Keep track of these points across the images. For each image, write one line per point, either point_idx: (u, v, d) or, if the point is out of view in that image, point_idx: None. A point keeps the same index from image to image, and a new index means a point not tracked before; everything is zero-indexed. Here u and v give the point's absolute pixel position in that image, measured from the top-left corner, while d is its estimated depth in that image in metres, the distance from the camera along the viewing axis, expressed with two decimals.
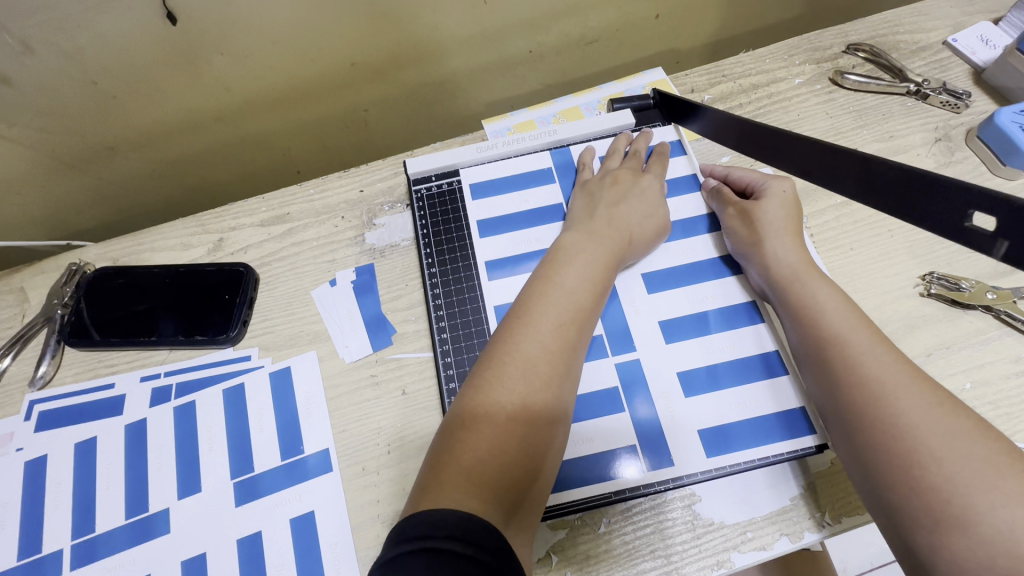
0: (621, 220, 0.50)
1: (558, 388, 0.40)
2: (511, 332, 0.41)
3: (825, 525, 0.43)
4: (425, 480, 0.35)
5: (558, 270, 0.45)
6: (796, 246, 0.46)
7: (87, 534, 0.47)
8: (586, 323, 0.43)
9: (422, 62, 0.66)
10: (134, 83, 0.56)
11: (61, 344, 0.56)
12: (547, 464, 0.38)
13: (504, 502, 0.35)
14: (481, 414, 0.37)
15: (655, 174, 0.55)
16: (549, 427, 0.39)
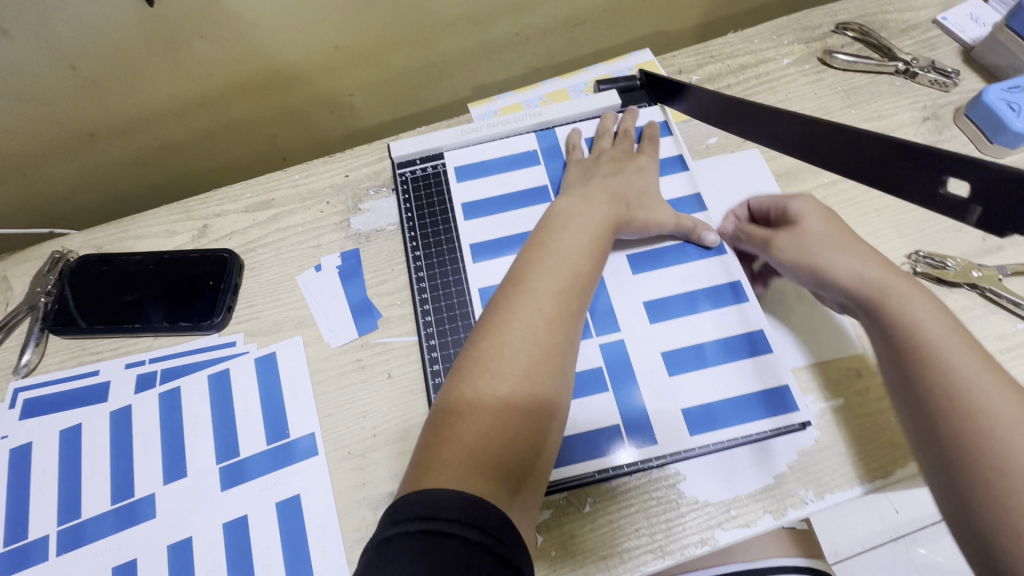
0: (617, 189, 0.49)
1: (559, 357, 0.40)
2: (510, 303, 0.41)
3: (808, 502, 0.43)
4: (427, 454, 0.35)
5: (554, 239, 0.45)
6: (863, 258, 0.43)
7: (73, 520, 0.47)
8: (584, 292, 0.43)
9: (407, 45, 0.65)
10: (113, 67, 0.55)
11: (45, 332, 0.55)
12: (551, 437, 0.39)
13: (509, 477, 0.35)
14: (483, 387, 0.37)
15: (647, 152, 0.54)
16: (554, 401, 0.39)
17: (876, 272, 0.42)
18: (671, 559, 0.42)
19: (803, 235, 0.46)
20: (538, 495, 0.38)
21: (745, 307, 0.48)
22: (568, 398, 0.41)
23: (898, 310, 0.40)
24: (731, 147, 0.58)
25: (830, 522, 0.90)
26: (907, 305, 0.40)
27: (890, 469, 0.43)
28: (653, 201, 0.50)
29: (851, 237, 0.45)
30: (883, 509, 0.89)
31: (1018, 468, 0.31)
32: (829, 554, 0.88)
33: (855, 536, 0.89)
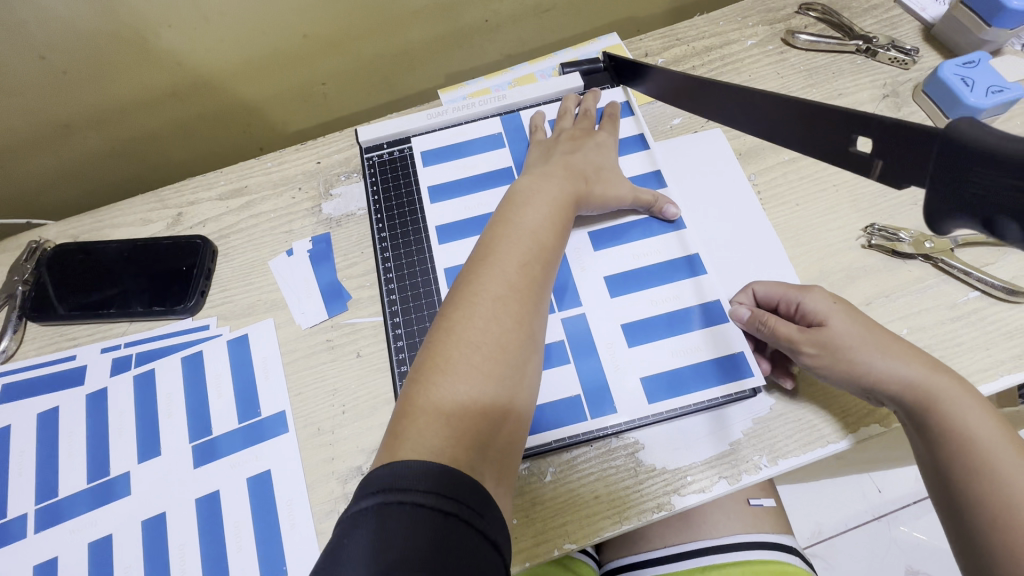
0: (575, 166, 0.50)
1: (528, 326, 0.41)
2: (478, 273, 0.42)
3: (763, 467, 0.44)
4: (401, 425, 0.36)
5: (520, 212, 0.46)
6: (901, 356, 0.41)
7: (51, 499, 0.48)
8: (550, 262, 0.44)
9: (377, 34, 0.66)
10: (83, 57, 0.56)
11: (23, 320, 0.56)
12: (525, 407, 0.39)
13: (486, 447, 0.36)
14: (457, 358, 0.38)
15: (606, 132, 0.55)
16: (526, 372, 0.40)
17: (919, 372, 0.40)
18: (628, 524, 0.43)
19: (833, 338, 0.42)
20: (515, 465, 0.38)
21: (701, 279, 0.50)
22: (539, 369, 0.42)
23: (951, 415, 0.38)
24: (693, 128, 0.59)
25: (812, 502, 0.91)
26: (958, 409, 0.38)
27: (840, 432, 0.45)
28: (612, 178, 0.51)
29: (881, 332, 0.42)
30: (864, 488, 0.90)
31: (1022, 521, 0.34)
32: (812, 533, 0.89)
33: (838, 515, 0.90)
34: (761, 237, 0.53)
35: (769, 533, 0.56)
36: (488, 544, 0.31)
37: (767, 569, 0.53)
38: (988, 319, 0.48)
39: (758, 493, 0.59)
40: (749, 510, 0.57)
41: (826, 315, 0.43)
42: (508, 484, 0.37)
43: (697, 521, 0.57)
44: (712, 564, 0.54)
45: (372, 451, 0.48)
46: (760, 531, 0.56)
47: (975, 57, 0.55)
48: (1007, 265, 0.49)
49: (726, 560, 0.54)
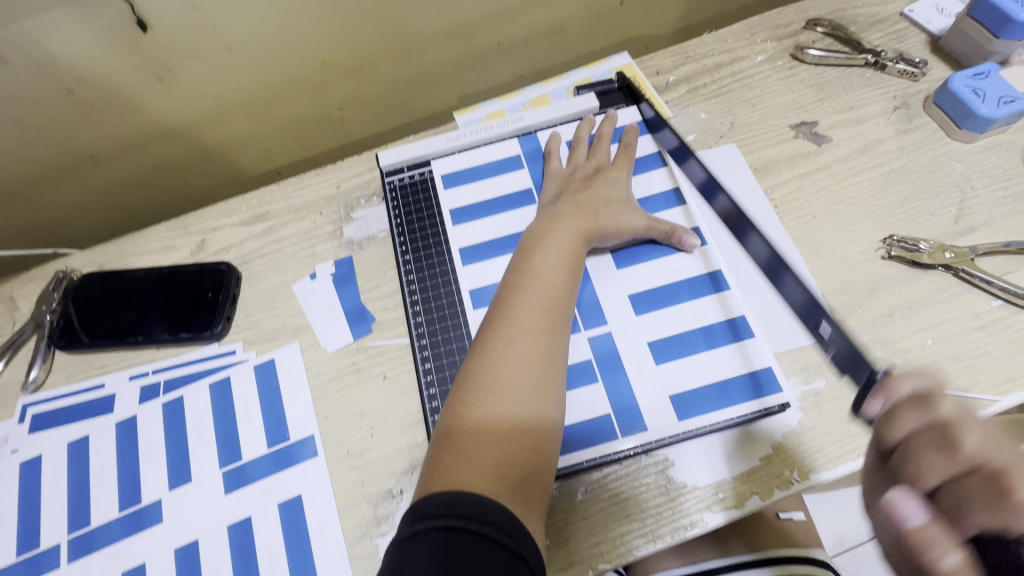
0: (585, 202, 0.52)
1: (544, 357, 0.42)
2: (492, 318, 0.44)
3: (795, 482, 0.44)
4: (431, 467, 0.38)
5: (529, 255, 0.48)
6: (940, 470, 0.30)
7: (82, 528, 0.48)
8: (563, 296, 0.45)
9: (394, 59, 0.67)
10: (109, 89, 0.57)
11: (51, 349, 0.57)
12: (551, 437, 0.40)
13: (513, 479, 0.37)
14: (477, 399, 0.39)
15: (620, 164, 0.56)
16: (549, 403, 0.40)
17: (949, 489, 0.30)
18: (662, 543, 0.43)
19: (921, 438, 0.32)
20: (545, 495, 0.38)
21: (728, 295, 0.50)
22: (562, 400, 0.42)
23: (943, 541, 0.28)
24: (709, 143, 0.61)
25: (835, 513, 0.90)
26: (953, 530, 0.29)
27: None
28: (626, 209, 0.52)
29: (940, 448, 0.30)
30: None
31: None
32: (834, 545, 0.88)
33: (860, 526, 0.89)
34: (783, 254, 0.53)
35: (795, 548, 0.57)
36: (518, 560, 0.31)
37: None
38: (1011, 327, 0.48)
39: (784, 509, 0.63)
40: (775, 525, 0.59)
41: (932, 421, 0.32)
42: (540, 512, 0.38)
43: (726, 537, 0.57)
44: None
45: (402, 474, 0.48)
46: (789, 546, 0.57)
47: (983, 68, 0.56)
48: None
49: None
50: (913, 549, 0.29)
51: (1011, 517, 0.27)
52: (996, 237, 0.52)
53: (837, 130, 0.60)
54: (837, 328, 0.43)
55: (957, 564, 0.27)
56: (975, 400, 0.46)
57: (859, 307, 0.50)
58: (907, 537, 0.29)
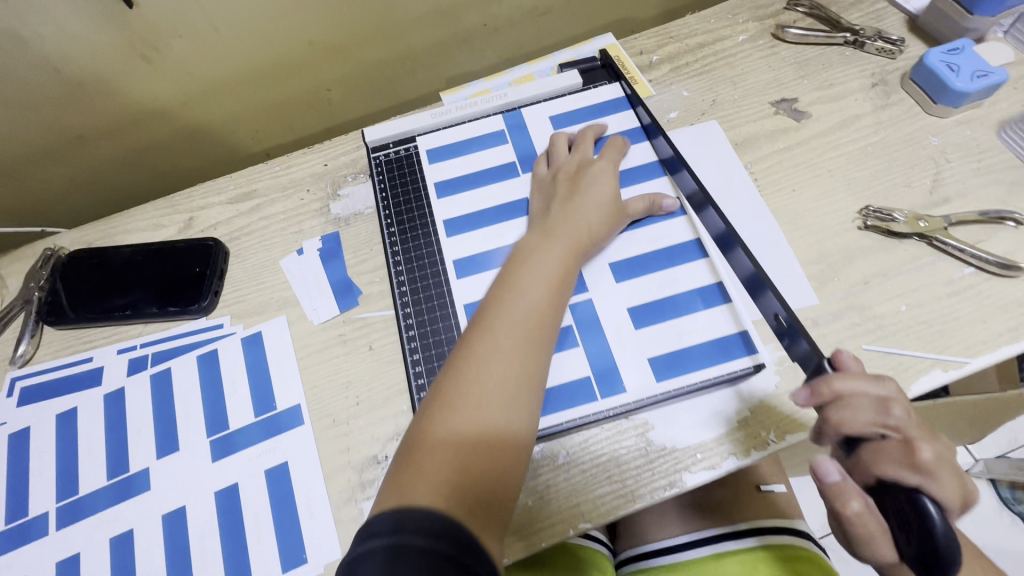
0: (576, 213, 0.50)
1: (521, 383, 0.41)
2: (471, 337, 0.42)
3: (771, 443, 0.45)
4: (396, 485, 0.37)
5: (515, 271, 0.46)
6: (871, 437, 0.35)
7: (71, 497, 0.49)
8: (546, 317, 0.44)
9: (380, 39, 0.68)
10: (96, 68, 0.58)
11: (40, 325, 0.57)
12: (517, 465, 0.39)
13: (477, 504, 0.36)
14: (443, 419, 0.39)
15: (608, 159, 0.54)
16: (519, 429, 0.39)
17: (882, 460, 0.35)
18: (641, 503, 0.44)
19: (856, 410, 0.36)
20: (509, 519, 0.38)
21: (709, 264, 0.50)
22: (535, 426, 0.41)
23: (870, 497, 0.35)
24: (690, 120, 0.62)
25: None
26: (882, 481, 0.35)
27: None
28: (615, 221, 0.50)
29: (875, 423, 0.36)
30: None
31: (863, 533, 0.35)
32: (821, 525, 0.89)
33: None
34: (762, 225, 0.54)
35: (779, 519, 0.58)
36: None
37: (779, 556, 0.55)
38: (983, 293, 0.49)
39: (766, 480, 0.62)
40: (759, 496, 0.60)
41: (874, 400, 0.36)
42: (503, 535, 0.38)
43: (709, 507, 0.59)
44: (726, 549, 0.56)
45: (387, 440, 0.49)
46: (773, 516, 0.58)
47: (958, 44, 0.57)
48: (1000, 242, 0.51)
49: (739, 546, 0.56)
50: (830, 498, 0.34)
51: (911, 471, 0.34)
52: (970, 206, 0.53)
53: (817, 107, 0.61)
54: (783, 303, 0.43)
55: (859, 509, 0.34)
56: (946, 362, 0.47)
57: (835, 275, 0.51)
58: (825, 490, 0.34)
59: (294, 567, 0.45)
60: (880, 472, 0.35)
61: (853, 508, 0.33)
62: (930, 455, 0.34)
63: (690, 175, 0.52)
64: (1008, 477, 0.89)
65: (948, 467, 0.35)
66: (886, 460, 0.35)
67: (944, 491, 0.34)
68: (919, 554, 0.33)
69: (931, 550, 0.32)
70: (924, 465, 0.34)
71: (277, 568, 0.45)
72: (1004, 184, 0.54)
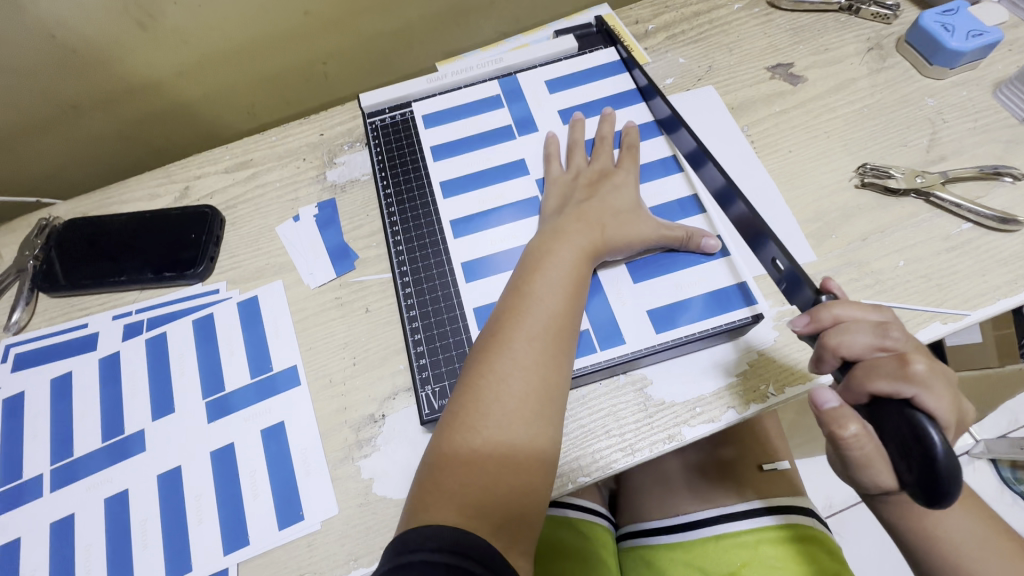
0: (592, 215, 0.48)
1: (538, 397, 0.39)
2: (487, 349, 0.41)
3: (770, 396, 0.45)
4: (415, 500, 0.37)
5: (531, 279, 0.44)
6: (870, 364, 0.35)
7: (66, 459, 0.48)
8: (564, 326, 0.42)
9: (375, 10, 0.68)
10: (93, 36, 0.58)
11: (35, 292, 0.57)
12: (541, 480, 0.38)
13: (498, 520, 0.36)
14: (462, 436, 0.38)
15: (625, 167, 0.52)
16: (540, 446, 0.38)
17: (883, 384, 0.34)
18: (640, 456, 0.44)
19: (856, 337, 0.36)
20: (533, 531, 0.38)
21: (707, 219, 0.50)
22: (558, 438, 0.40)
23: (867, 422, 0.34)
24: (687, 86, 0.62)
25: (824, 474, 0.90)
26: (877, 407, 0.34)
27: None
28: (635, 219, 0.48)
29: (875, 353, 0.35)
30: None
31: (860, 459, 0.34)
32: (823, 507, 0.89)
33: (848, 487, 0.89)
34: (759, 183, 0.54)
35: (784, 497, 0.57)
36: None
37: (783, 536, 0.54)
38: (981, 248, 0.49)
39: (770, 458, 0.60)
40: (762, 476, 0.59)
41: (875, 329, 0.36)
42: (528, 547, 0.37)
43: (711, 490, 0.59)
44: (729, 531, 0.55)
45: (384, 399, 0.49)
46: (777, 495, 0.57)
47: (953, 6, 0.57)
48: (997, 198, 0.51)
49: (743, 527, 0.55)
50: (826, 421, 0.34)
51: (908, 386, 0.33)
52: (967, 164, 0.53)
53: (813, 71, 0.61)
54: (784, 249, 0.42)
55: (857, 433, 0.33)
56: (946, 315, 0.47)
57: (832, 233, 0.51)
58: (821, 414, 0.35)
59: (290, 524, 0.44)
60: (874, 390, 0.34)
61: (852, 429, 0.33)
62: (923, 368, 0.34)
63: (688, 133, 0.52)
64: (1010, 456, 0.87)
65: (944, 384, 0.34)
66: (882, 378, 0.34)
67: (944, 405, 0.33)
68: (919, 475, 0.31)
69: (930, 468, 0.30)
70: (918, 376, 0.34)
71: (273, 525, 0.44)
72: (1000, 143, 0.54)
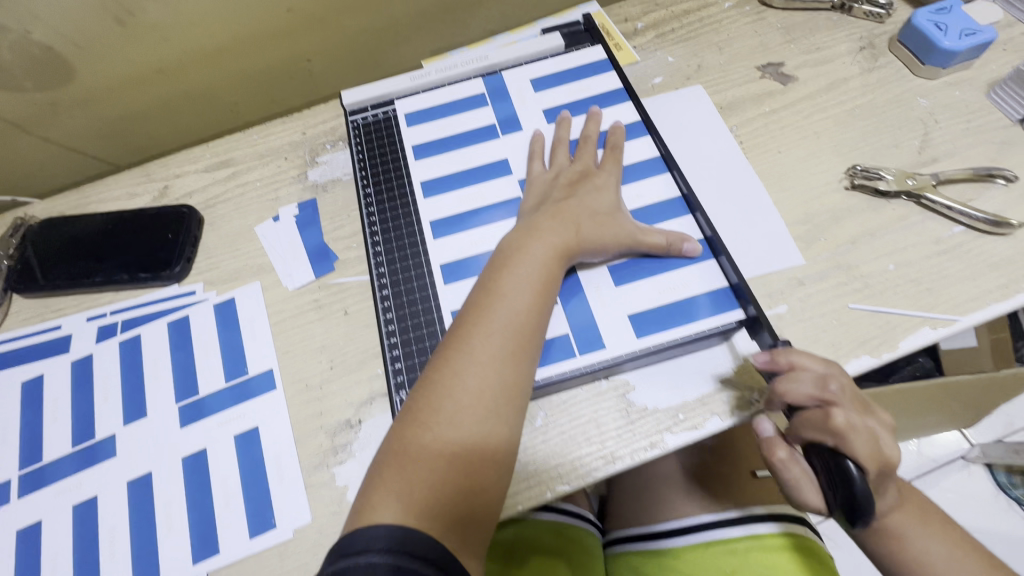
0: (567, 215, 0.47)
1: (498, 396, 0.38)
2: (449, 346, 0.40)
3: (756, 403, 0.44)
4: (365, 497, 0.36)
5: (498, 276, 0.43)
6: (807, 413, 0.39)
7: (34, 465, 0.47)
8: (528, 326, 0.41)
9: (360, 7, 0.67)
10: (68, 32, 0.57)
11: (8, 293, 0.56)
12: (496, 481, 0.37)
13: (449, 520, 0.35)
14: (418, 434, 0.37)
15: (607, 169, 0.51)
16: (497, 447, 0.37)
17: (814, 433, 0.39)
18: (621, 464, 0.43)
19: (798, 388, 0.39)
20: (485, 532, 0.37)
21: (692, 221, 0.49)
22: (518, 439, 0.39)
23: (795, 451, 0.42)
24: (675, 85, 0.61)
25: None
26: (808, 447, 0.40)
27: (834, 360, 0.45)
28: (610, 220, 0.47)
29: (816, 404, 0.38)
30: None
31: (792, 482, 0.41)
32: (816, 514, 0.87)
33: None
34: (747, 186, 0.53)
35: (780, 506, 0.55)
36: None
37: (773, 546, 0.52)
38: (973, 251, 0.48)
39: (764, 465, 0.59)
40: (755, 483, 0.57)
41: (818, 382, 0.38)
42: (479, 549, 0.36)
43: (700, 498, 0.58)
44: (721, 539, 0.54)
45: (361, 404, 0.47)
46: (770, 503, 0.56)
47: (947, 3, 0.56)
48: (989, 200, 0.50)
49: (735, 537, 0.54)
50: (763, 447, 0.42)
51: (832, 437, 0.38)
52: (959, 166, 0.52)
53: (804, 70, 0.60)
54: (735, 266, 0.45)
55: (784, 458, 0.41)
56: (936, 320, 0.45)
57: (821, 236, 0.50)
58: (761, 441, 0.43)
59: (261, 532, 0.43)
60: (807, 437, 0.39)
61: (779, 454, 0.41)
62: (845, 421, 0.37)
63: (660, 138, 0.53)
64: (1005, 461, 0.86)
65: (867, 434, 0.38)
66: (811, 429, 0.39)
67: (865, 454, 0.37)
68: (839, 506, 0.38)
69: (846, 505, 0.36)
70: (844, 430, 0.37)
71: (245, 533, 0.43)
72: (994, 144, 0.53)
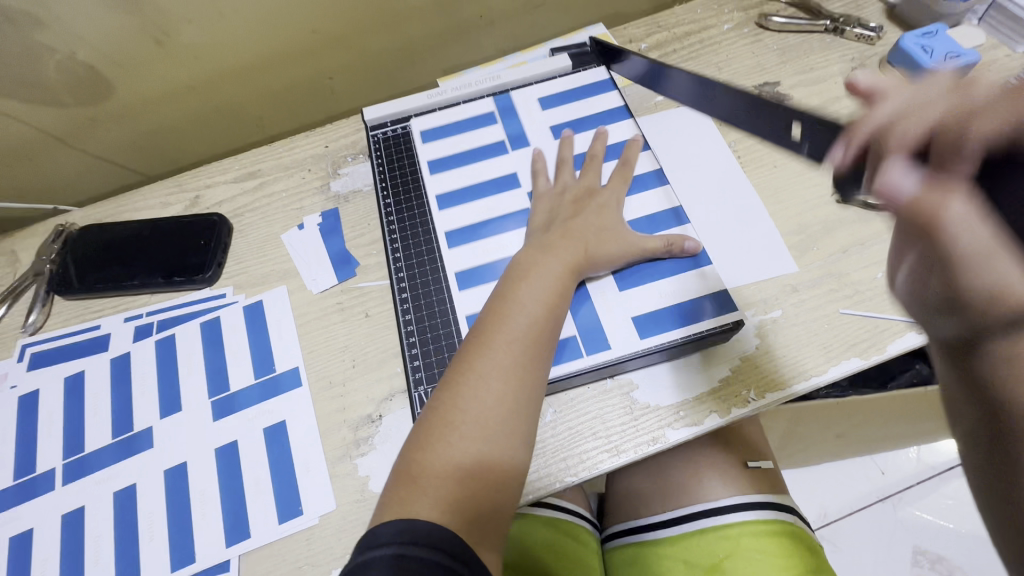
0: (576, 231, 0.50)
1: (515, 400, 0.41)
2: (470, 351, 0.43)
3: (751, 401, 0.47)
4: (392, 492, 0.39)
5: (515, 288, 0.46)
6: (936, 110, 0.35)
7: (77, 454, 0.51)
8: (543, 334, 0.44)
9: (380, 28, 0.71)
10: (110, 52, 0.61)
11: (50, 295, 0.60)
12: (512, 478, 0.40)
13: (469, 514, 0.38)
14: (441, 434, 0.40)
15: (611, 184, 0.55)
16: (514, 446, 0.40)
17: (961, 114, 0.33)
18: (626, 456, 0.46)
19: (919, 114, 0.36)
20: (501, 527, 0.39)
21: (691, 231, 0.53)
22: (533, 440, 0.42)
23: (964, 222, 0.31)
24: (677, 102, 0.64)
25: (817, 485, 0.92)
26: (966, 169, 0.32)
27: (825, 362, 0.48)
28: (617, 236, 0.50)
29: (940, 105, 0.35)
30: (868, 469, 0.91)
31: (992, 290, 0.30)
32: (817, 518, 0.89)
33: (842, 498, 0.90)
34: (744, 198, 0.57)
35: (766, 495, 0.59)
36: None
37: (760, 531, 0.56)
38: None
39: (755, 456, 0.62)
40: (749, 472, 0.60)
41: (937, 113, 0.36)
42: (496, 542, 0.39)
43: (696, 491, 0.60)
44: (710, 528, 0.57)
45: (381, 400, 0.51)
46: (760, 492, 0.59)
47: (932, 28, 0.60)
48: None
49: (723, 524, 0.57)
50: (922, 200, 0.32)
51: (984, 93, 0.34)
52: None
53: (798, 89, 0.63)
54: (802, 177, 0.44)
55: (961, 206, 0.31)
56: None
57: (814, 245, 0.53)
58: (912, 193, 0.32)
59: (290, 518, 0.46)
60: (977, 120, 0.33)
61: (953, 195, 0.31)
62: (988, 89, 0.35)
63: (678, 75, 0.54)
64: None
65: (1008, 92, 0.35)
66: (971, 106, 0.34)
67: None
68: None
69: None
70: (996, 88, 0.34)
71: (274, 519, 0.46)
72: None
